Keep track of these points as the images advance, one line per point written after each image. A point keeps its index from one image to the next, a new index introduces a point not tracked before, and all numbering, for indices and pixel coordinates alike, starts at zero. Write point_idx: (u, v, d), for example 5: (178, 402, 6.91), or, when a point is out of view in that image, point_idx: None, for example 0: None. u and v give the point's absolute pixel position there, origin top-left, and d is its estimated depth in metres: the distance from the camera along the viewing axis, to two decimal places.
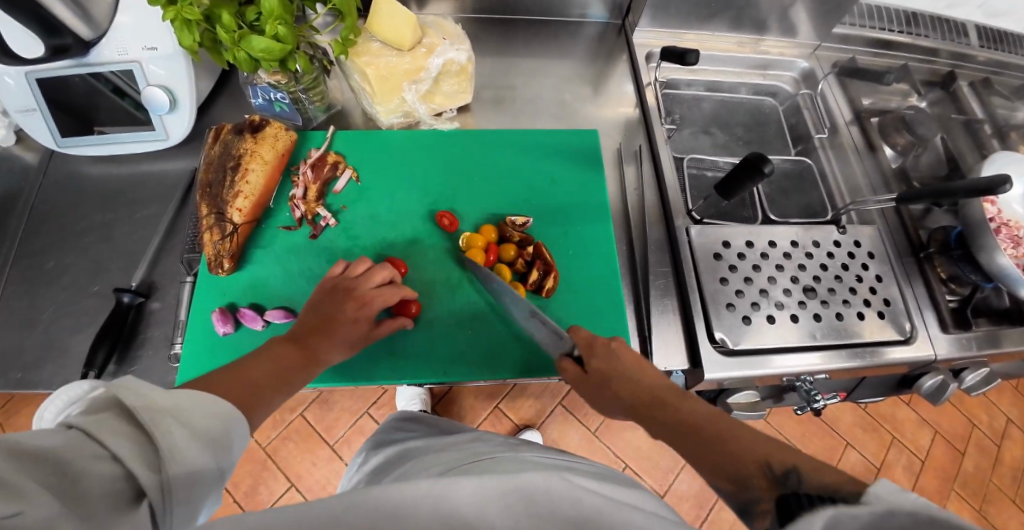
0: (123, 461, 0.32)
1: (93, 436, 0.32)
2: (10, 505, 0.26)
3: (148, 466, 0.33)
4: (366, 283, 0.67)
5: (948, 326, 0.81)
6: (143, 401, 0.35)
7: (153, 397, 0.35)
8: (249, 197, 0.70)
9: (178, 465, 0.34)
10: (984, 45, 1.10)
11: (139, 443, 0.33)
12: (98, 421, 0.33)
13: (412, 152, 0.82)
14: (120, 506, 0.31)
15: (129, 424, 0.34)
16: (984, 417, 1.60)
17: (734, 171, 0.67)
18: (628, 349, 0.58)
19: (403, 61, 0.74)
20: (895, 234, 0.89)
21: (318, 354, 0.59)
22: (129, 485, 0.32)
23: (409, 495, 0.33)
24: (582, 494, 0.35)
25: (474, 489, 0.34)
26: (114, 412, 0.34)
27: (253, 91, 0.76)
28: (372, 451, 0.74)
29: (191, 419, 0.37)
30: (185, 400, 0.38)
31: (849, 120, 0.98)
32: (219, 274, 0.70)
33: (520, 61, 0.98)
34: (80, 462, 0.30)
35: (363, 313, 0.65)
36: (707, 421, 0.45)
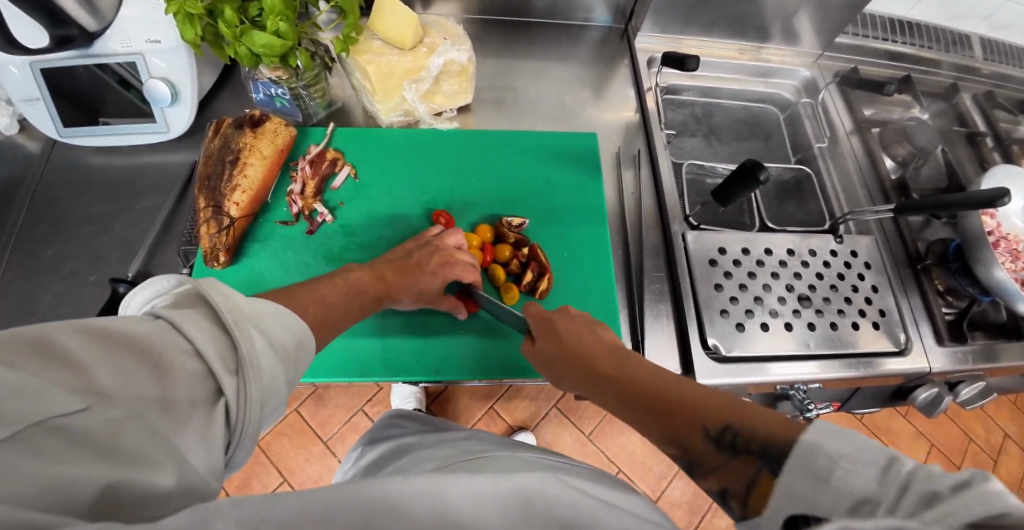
0: (202, 356, 0.35)
1: (180, 331, 0.35)
2: (79, 401, 0.29)
3: (226, 364, 0.36)
4: (460, 252, 0.70)
5: (943, 339, 0.81)
6: (227, 304, 0.38)
7: (234, 304, 0.38)
8: (247, 191, 0.71)
9: (254, 368, 0.37)
10: (988, 58, 1.10)
11: (221, 342, 0.36)
12: (185, 317, 0.36)
13: (411, 151, 0.82)
14: (198, 399, 0.34)
15: (212, 324, 0.37)
16: (981, 431, 1.60)
17: (730, 177, 0.67)
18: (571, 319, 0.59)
19: (403, 60, 0.74)
20: (892, 245, 0.89)
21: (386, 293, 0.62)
22: (207, 381, 0.35)
23: (405, 489, 0.32)
24: (577, 498, 0.35)
25: (468, 486, 0.34)
26: (199, 312, 0.37)
27: (254, 86, 0.76)
28: (366, 447, 0.74)
29: (266, 328, 0.40)
30: (263, 310, 0.41)
31: (849, 131, 0.98)
32: (215, 267, 0.71)
33: (523, 63, 0.98)
34: (165, 353, 0.33)
35: (442, 274, 0.67)
36: (641, 378, 0.47)
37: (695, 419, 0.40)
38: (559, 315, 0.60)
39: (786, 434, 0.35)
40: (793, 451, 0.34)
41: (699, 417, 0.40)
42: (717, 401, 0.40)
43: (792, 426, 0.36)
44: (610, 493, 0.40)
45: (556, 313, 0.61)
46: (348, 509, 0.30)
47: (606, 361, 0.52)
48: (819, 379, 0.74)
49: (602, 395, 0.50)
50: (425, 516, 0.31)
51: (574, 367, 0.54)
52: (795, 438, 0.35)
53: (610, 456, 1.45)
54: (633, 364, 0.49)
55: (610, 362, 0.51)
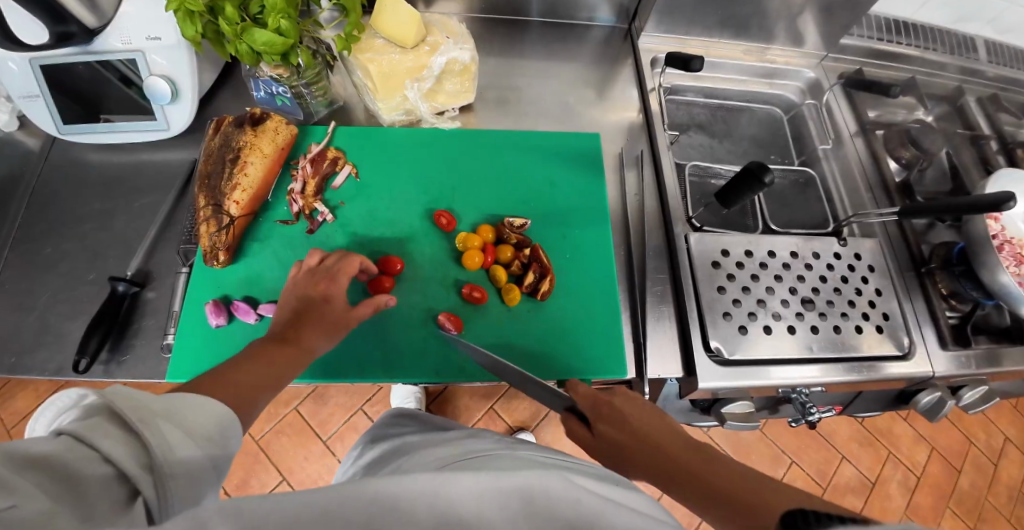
0: (116, 459, 0.32)
1: (86, 440, 0.31)
2: (4, 499, 0.26)
3: (142, 463, 0.33)
4: (327, 261, 0.67)
5: (947, 343, 0.80)
6: (135, 400, 0.34)
7: (143, 400, 0.35)
8: (247, 190, 0.70)
9: (173, 462, 0.34)
10: (992, 61, 1.09)
11: (131, 446, 0.33)
12: (88, 426, 0.32)
13: (412, 151, 0.81)
14: (118, 501, 0.31)
15: (121, 428, 0.33)
16: (982, 435, 1.59)
17: (733, 179, 0.66)
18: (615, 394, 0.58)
19: (405, 59, 0.74)
20: (896, 249, 0.88)
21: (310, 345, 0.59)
22: (122, 484, 0.32)
23: (409, 487, 0.32)
24: (582, 495, 0.35)
25: (471, 484, 0.33)
26: (97, 420, 0.33)
27: (255, 84, 0.76)
28: (366, 446, 0.74)
29: (184, 418, 0.37)
30: (178, 401, 0.38)
31: (853, 132, 0.97)
32: (214, 266, 0.70)
33: (526, 63, 0.98)
34: (71, 467, 0.30)
35: (335, 291, 0.64)
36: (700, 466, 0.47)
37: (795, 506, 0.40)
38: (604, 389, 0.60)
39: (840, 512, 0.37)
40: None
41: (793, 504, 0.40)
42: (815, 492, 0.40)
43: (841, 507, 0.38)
44: (612, 489, 0.40)
45: (610, 394, 0.58)
46: (348, 507, 0.30)
47: (677, 451, 0.50)
48: (822, 382, 0.73)
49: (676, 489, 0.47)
50: (427, 518, 0.31)
51: (641, 457, 0.51)
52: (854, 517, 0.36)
53: None
54: (707, 454, 0.48)
55: (683, 451, 0.49)
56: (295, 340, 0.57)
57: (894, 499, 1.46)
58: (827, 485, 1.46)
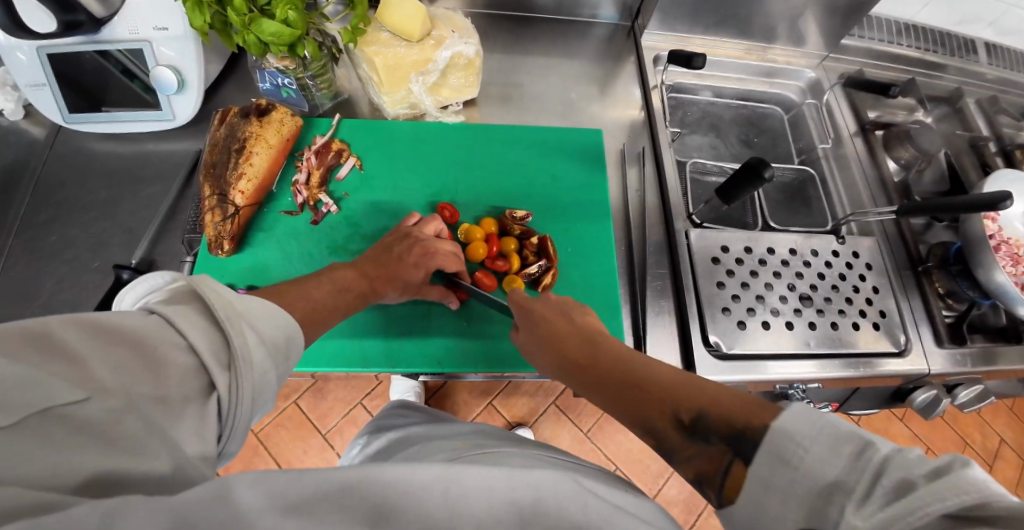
0: (195, 351, 0.34)
1: (174, 325, 0.35)
2: (80, 390, 0.30)
3: (219, 360, 0.36)
4: (441, 242, 0.69)
5: (943, 341, 0.81)
6: (220, 300, 0.37)
7: (227, 300, 0.38)
8: (252, 180, 0.71)
9: (245, 362, 0.36)
10: (992, 63, 1.10)
11: (212, 338, 0.36)
12: (179, 313, 0.36)
13: (416, 144, 0.82)
14: (191, 393, 0.34)
15: (205, 321, 0.36)
16: (977, 436, 1.60)
17: (733, 176, 0.67)
18: (550, 307, 0.58)
19: (411, 52, 0.74)
20: (895, 248, 0.89)
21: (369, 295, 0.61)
22: (199, 376, 0.34)
23: (421, 478, 0.32)
24: (591, 499, 0.35)
25: (482, 479, 0.33)
26: (192, 307, 0.37)
27: (261, 75, 0.76)
28: (369, 436, 0.74)
29: (258, 323, 0.39)
30: (256, 306, 0.40)
31: (853, 132, 0.98)
32: (219, 255, 0.71)
33: (529, 59, 0.98)
34: (158, 350, 0.33)
35: (426, 263, 0.66)
36: (623, 366, 0.46)
37: (666, 407, 0.40)
38: (539, 303, 0.60)
39: (752, 416, 0.35)
40: (766, 439, 0.33)
41: (665, 403, 0.40)
42: (683, 388, 0.40)
43: (760, 409, 0.35)
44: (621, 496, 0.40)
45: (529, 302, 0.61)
46: (364, 492, 0.30)
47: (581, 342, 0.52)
48: (819, 377, 0.74)
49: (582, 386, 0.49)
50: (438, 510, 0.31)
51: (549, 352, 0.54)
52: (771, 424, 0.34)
53: (608, 454, 1.46)
54: (603, 348, 0.49)
55: (584, 350, 0.50)
56: (376, 277, 0.62)
57: None
58: None
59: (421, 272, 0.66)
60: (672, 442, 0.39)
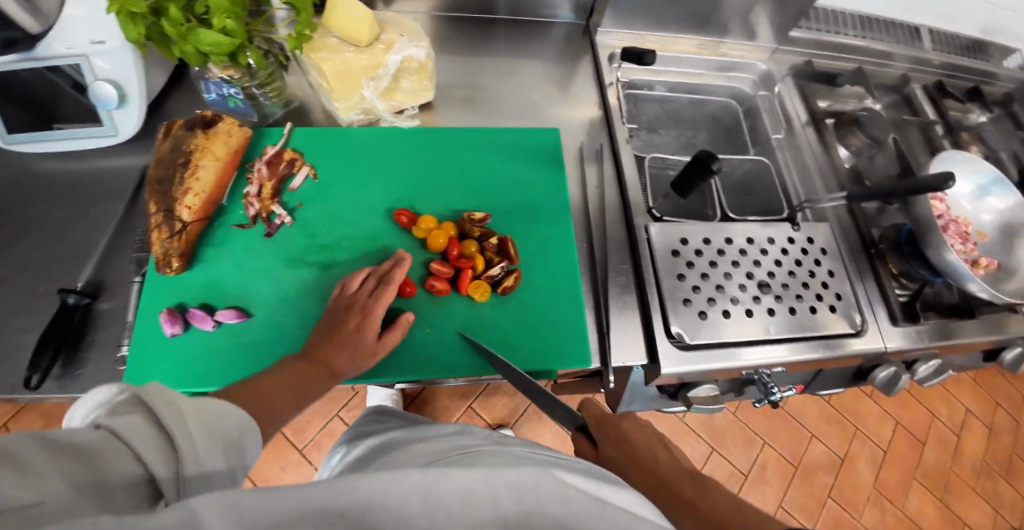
0: (146, 460, 0.34)
1: (124, 436, 0.34)
2: (35, 493, 0.28)
3: (169, 467, 0.35)
4: (360, 291, 0.66)
5: (897, 320, 0.83)
6: (170, 406, 0.37)
7: (176, 404, 0.37)
8: (199, 194, 0.68)
9: (195, 468, 0.36)
10: (936, 49, 1.16)
11: (163, 450, 0.35)
12: (127, 423, 0.34)
13: (372, 150, 0.80)
14: (143, 501, 0.32)
15: (155, 430, 0.36)
16: (944, 409, 1.66)
17: (685, 171, 0.67)
18: (642, 430, 0.57)
19: (360, 57, 0.72)
20: (848, 233, 0.91)
21: (332, 368, 0.61)
22: (150, 484, 0.33)
23: (398, 487, 0.31)
24: (572, 491, 0.34)
25: (462, 485, 0.32)
26: (140, 415, 0.36)
27: (205, 85, 0.74)
28: (351, 443, 0.72)
29: (209, 419, 0.40)
30: (204, 410, 0.40)
31: (804, 121, 1.01)
32: (168, 273, 0.68)
33: (488, 60, 0.98)
34: (108, 460, 0.32)
35: (367, 324, 0.64)
36: (731, 509, 0.44)
37: None
38: (628, 423, 0.58)
39: None
40: None
41: None
42: None
43: None
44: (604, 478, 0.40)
45: (620, 418, 0.60)
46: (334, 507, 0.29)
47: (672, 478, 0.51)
48: (789, 361, 0.76)
49: (678, 516, 0.46)
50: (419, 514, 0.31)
51: (649, 486, 0.50)
52: None
53: None
54: (712, 487, 0.47)
55: (686, 485, 0.49)
56: (321, 360, 0.61)
57: (862, 474, 1.52)
58: (798, 463, 1.50)
59: (368, 332, 0.63)
60: None
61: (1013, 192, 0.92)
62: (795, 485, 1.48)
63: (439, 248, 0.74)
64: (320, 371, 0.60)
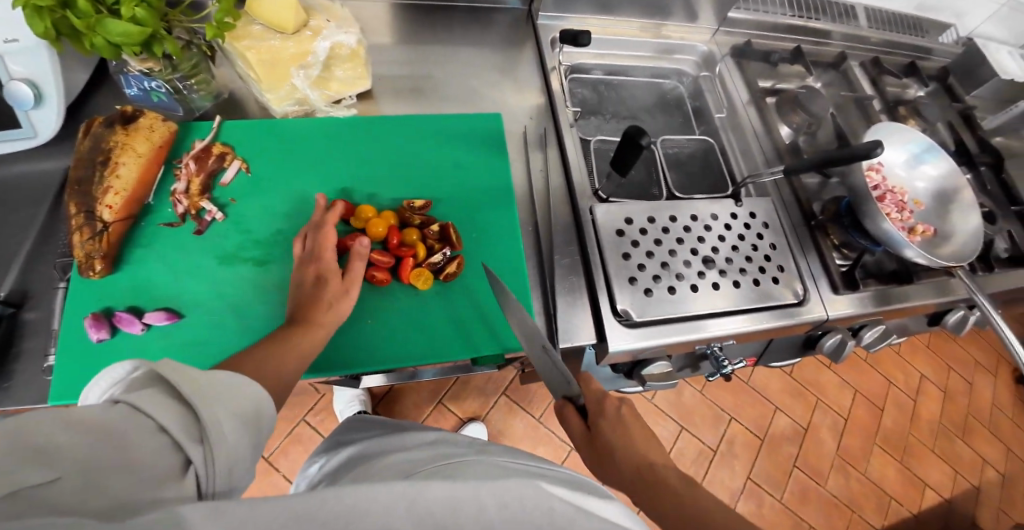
0: (166, 429, 0.34)
1: (142, 410, 0.34)
2: (51, 471, 0.29)
3: (190, 435, 0.35)
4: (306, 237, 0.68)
5: (838, 288, 0.86)
6: (184, 377, 0.37)
7: (191, 376, 0.37)
8: (120, 193, 0.65)
9: (219, 435, 0.36)
10: (872, 27, 1.19)
11: (184, 420, 0.35)
12: (143, 398, 0.35)
13: (308, 141, 0.79)
14: (170, 472, 0.33)
15: (175, 402, 0.36)
16: (900, 376, 1.73)
17: (620, 149, 0.67)
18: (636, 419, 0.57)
19: (287, 45, 0.70)
20: (789, 207, 0.93)
21: (321, 323, 0.60)
22: (174, 452, 0.34)
23: (385, 494, 0.33)
24: (556, 502, 0.37)
25: (447, 493, 0.35)
26: (159, 388, 0.36)
27: (125, 80, 0.71)
28: (331, 451, 0.70)
29: (231, 401, 0.38)
30: (222, 378, 0.39)
31: (746, 101, 1.03)
32: (92, 276, 0.65)
33: (429, 49, 0.96)
34: (127, 433, 0.33)
35: (324, 269, 0.65)
36: (719, 515, 0.45)
37: None
38: (626, 407, 0.58)
39: None
40: None
41: None
42: None
43: None
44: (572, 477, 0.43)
45: (620, 399, 0.59)
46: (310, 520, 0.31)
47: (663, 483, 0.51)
48: (751, 331, 0.79)
49: (663, 515, 0.48)
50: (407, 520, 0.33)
51: (639, 482, 0.51)
52: None
53: (562, 437, 1.48)
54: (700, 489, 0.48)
55: (674, 482, 0.50)
56: (307, 319, 0.60)
57: (826, 442, 1.57)
58: (764, 436, 1.54)
59: (329, 278, 0.64)
60: None
61: (944, 160, 0.96)
62: (762, 458, 1.52)
63: (379, 236, 0.73)
64: (314, 329, 0.59)
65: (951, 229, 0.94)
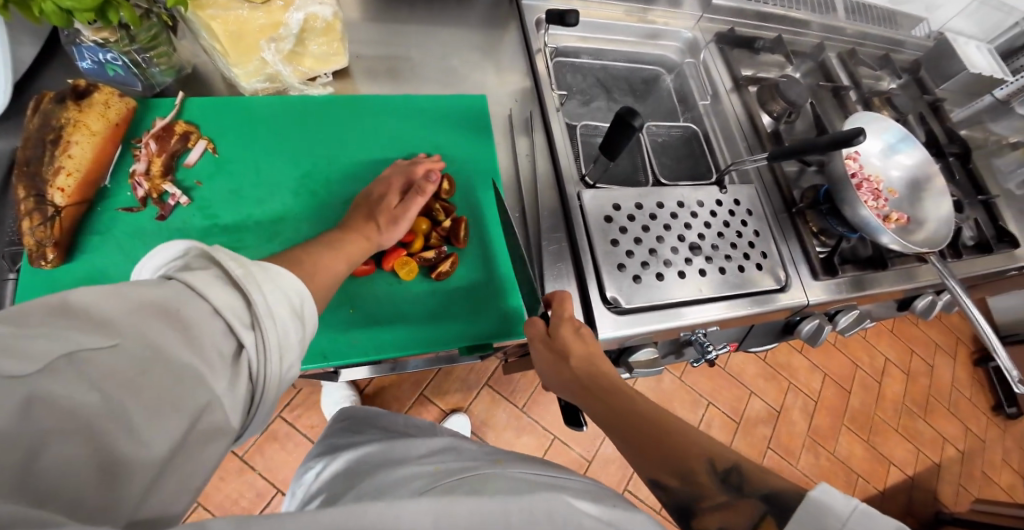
0: (218, 313, 0.57)
1: (199, 293, 0.58)
2: (108, 340, 0.49)
3: (244, 321, 0.60)
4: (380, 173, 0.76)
5: (818, 274, 0.87)
6: (221, 279, 0.58)
7: (227, 280, 0.57)
8: (72, 174, 0.63)
9: (263, 322, 0.60)
10: (849, 17, 1.21)
11: (232, 304, 0.58)
12: (195, 282, 0.57)
13: (280, 122, 0.76)
14: (227, 352, 0.57)
15: (232, 297, 0.59)
16: (866, 359, 1.79)
17: (610, 131, 0.65)
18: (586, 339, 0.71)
19: (256, 15, 0.65)
20: (771, 194, 0.94)
21: (370, 241, 0.70)
22: (230, 337, 0.58)
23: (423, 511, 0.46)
24: None
25: None
26: (211, 274, 0.59)
27: (77, 51, 0.65)
28: (326, 458, 0.68)
29: (277, 286, 0.62)
30: (261, 283, 0.59)
31: (729, 88, 1.02)
32: (45, 266, 0.63)
33: (409, 27, 0.91)
34: (192, 312, 0.56)
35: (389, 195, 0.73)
36: (653, 416, 0.61)
37: (701, 455, 0.57)
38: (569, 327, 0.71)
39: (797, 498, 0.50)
40: (803, 507, 0.49)
41: (701, 453, 0.57)
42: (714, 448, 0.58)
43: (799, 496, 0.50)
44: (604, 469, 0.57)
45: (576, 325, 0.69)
46: None
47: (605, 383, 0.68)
48: (728, 317, 0.79)
49: (603, 413, 0.64)
50: None
51: (589, 392, 0.67)
52: (807, 498, 0.49)
53: (545, 425, 1.48)
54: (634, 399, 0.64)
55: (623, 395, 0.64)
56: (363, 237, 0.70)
57: (797, 424, 1.62)
58: (740, 419, 1.58)
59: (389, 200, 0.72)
60: (697, 487, 0.55)
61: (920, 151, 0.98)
62: (738, 441, 1.55)
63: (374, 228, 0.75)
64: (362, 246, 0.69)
65: (924, 216, 0.97)
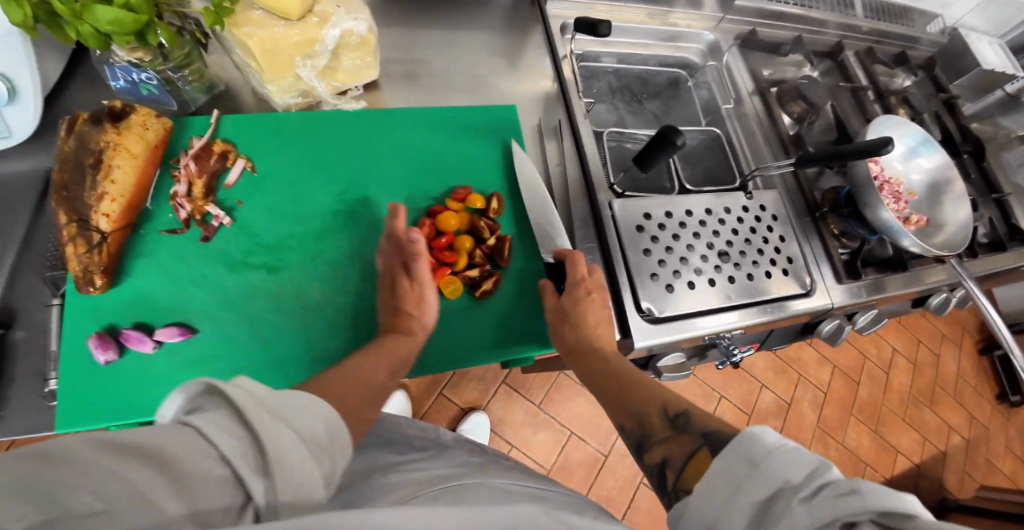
0: (224, 458, 0.29)
1: (202, 434, 0.29)
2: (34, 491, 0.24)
3: (249, 462, 0.29)
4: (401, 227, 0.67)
5: (841, 277, 0.88)
6: (245, 392, 0.32)
7: (256, 393, 0.32)
8: (117, 199, 0.60)
9: (281, 465, 0.30)
10: (865, 16, 1.21)
11: (246, 445, 0.30)
12: (207, 418, 0.30)
13: (315, 136, 0.74)
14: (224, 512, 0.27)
15: (239, 427, 0.30)
16: (874, 350, 1.82)
17: (647, 145, 0.66)
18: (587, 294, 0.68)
19: (292, 33, 0.64)
20: (794, 197, 0.95)
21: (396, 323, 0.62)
22: (233, 487, 0.28)
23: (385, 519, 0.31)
24: None
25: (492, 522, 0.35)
26: (219, 407, 0.31)
27: (110, 70, 0.64)
28: None
29: (303, 422, 0.33)
30: (298, 403, 0.34)
31: (751, 91, 1.02)
32: (91, 292, 0.61)
33: (433, 35, 0.90)
34: (181, 457, 0.27)
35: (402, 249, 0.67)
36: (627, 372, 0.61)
37: (657, 403, 0.55)
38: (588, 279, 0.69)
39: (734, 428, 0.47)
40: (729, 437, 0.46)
41: (659, 401, 0.55)
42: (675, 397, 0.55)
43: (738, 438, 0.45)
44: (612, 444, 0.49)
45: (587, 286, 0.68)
46: None
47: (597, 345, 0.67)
48: (741, 326, 0.79)
49: (585, 362, 0.64)
50: None
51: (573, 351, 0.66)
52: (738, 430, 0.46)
53: (562, 422, 1.50)
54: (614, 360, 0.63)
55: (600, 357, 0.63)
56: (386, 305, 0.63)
57: (808, 416, 1.65)
58: (752, 412, 1.61)
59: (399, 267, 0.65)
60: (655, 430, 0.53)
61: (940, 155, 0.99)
62: None
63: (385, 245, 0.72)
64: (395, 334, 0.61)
65: (942, 219, 0.98)
